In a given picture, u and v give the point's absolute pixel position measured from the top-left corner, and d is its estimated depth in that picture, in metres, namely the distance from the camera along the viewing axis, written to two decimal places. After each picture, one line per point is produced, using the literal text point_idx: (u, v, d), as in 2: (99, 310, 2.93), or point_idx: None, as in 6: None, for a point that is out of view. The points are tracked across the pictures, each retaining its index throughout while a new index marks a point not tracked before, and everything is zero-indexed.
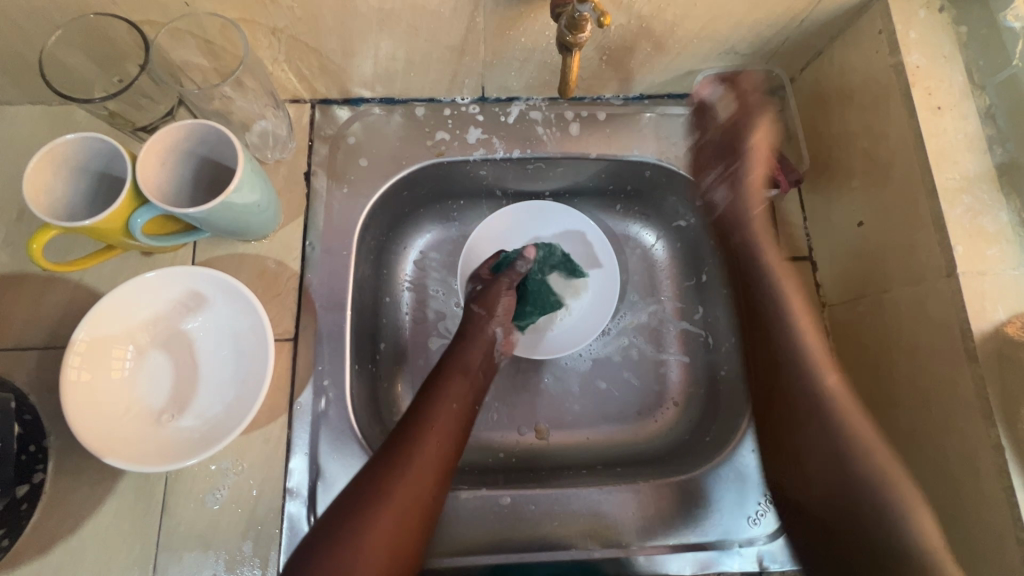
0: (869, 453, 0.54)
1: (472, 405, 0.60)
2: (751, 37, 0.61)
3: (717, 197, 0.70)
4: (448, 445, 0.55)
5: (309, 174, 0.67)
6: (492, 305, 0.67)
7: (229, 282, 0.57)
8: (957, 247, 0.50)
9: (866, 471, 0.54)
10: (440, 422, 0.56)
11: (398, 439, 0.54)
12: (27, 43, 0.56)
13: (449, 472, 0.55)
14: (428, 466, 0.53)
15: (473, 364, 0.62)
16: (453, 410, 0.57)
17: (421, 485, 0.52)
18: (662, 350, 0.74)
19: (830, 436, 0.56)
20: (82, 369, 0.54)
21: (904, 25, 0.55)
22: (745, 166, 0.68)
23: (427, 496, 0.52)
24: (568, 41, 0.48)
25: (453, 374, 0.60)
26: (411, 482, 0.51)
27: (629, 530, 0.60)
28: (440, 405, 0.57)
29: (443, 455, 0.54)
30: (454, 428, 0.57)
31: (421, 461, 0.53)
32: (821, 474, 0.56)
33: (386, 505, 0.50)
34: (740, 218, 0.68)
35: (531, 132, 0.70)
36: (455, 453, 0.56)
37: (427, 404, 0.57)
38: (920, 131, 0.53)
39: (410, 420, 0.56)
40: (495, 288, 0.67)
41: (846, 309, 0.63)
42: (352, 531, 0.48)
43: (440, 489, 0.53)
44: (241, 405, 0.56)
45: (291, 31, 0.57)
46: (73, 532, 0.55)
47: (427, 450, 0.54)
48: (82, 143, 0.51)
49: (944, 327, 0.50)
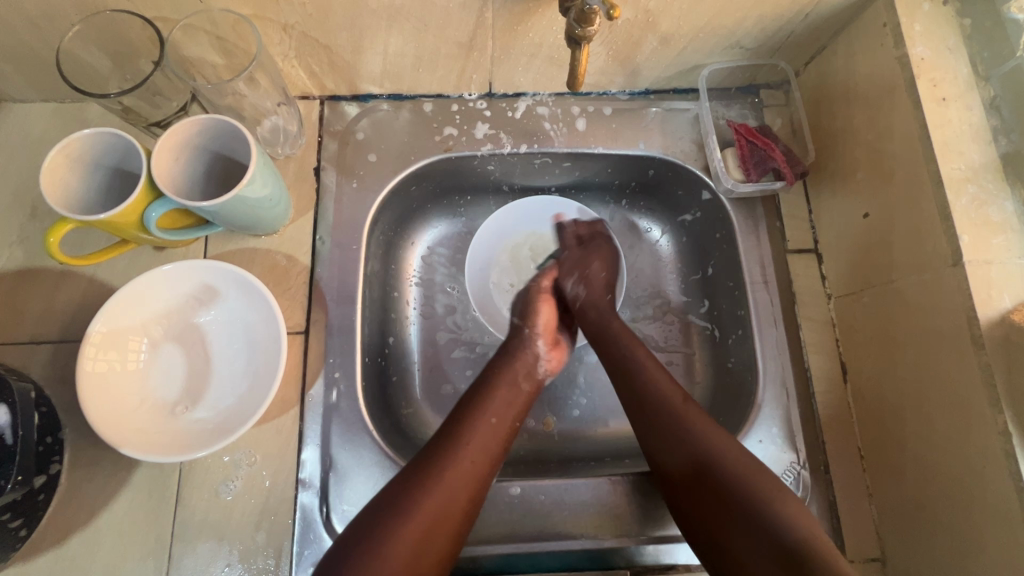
0: (742, 478, 0.50)
1: (512, 420, 0.58)
2: (756, 31, 0.62)
3: (578, 291, 0.70)
4: (482, 459, 0.54)
5: (318, 169, 0.68)
6: (531, 317, 0.68)
7: (242, 275, 0.57)
8: (963, 237, 0.50)
9: (755, 488, 0.50)
10: (478, 436, 0.55)
11: (434, 450, 0.53)
12: (43, 42, 0.57)
13: (483, 487, 0.53)
14: (462, 479, 0.52)
15: (518, 377, 0.61)
16: (491, 425, 0.56)
17: (451, 497, 0.51)
18: (669, 344, 0.74)
19: (698, 466, 0.52)
20: (98, 360, 0.54)
21: (908, 18, 0.56)
22: (768, 153, 0.67)
23: (458, 509, 0.51)
24: (577, 34, 0.48)
25: (495, 390, 0.59)
26: (443, 493, 0.50)
27: (637, 520, 0.60)
28: (479, 418, 0.56)
29: (478, 471, 0.53)
30: (493, 444, 0.55)
31: (455, 474, 0.52)
32: (713, 496, 0.51)
33: (414, 517, 0.48)
34: (600, 302, 0.68)
35: (538, 127, 0.71)
36: (491, 468, 0.55)
37: (468, 418, 0.56)
38: (926, 122, 0.53)
39: (447, 432, 0.55)
40: (532, 302, 0.70)
41: (853, 300, 0.63)
42: (381, 537, 0.47)
43: (473, 506, 0.52)
44: (254, 396, 0.57)
45: (302, 28, 0.57)
46: (89, 522, 0.56)
47: (462, 463, 0.53)
48: (98, 138, 0.52)
49: (950, 316, 0.51)
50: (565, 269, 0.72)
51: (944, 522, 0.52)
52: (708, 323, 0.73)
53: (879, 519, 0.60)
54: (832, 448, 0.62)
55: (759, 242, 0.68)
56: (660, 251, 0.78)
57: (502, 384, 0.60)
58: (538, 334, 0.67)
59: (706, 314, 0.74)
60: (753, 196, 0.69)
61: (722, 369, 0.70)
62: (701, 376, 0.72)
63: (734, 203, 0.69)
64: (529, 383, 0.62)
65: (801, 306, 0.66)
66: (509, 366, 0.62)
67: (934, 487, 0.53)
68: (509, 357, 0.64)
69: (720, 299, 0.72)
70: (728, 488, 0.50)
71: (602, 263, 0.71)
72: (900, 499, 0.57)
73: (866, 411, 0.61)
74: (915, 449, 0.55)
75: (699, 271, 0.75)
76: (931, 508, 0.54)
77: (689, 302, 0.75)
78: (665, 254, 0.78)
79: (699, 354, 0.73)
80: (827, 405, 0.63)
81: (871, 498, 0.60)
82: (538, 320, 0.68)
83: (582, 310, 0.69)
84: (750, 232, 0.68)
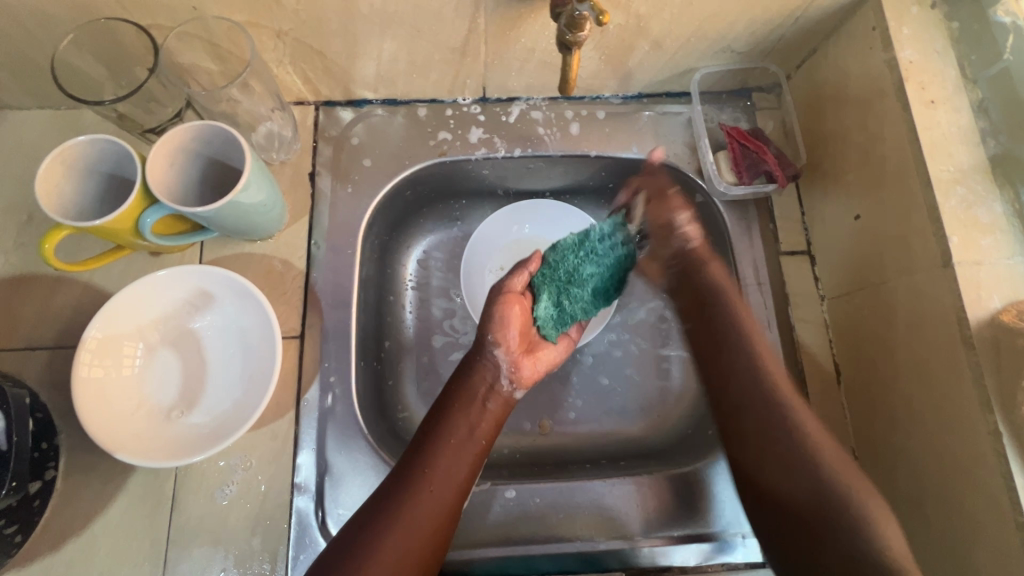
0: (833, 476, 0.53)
1: (478, 441, 0.57)
2: (747, 35, 0.63)
3: (691, 236, 0.68)
4: (446, 486, 0.53)
5: (314, 174, 0.69)
6: (487, 326, 0.62)
7: (237, 281, 0.58)
8: (952, 238, 0.50)
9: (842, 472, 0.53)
10: (440, 462, 0.54)
11: (394, 483, 0.52)
12: (38, 49, 0.57)
13: (452, 516, 0.53)
14: (426, 506, 0.51)
15: (477, 395, 0.59)
16: (452, 446, 0.55)
17: (414, 528, 0.50)
18: (662, 346, 0.75)
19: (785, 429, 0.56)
20: (93, 366, 0.55)
21: (896, 22, 0.56)
22: (759, 156, 0.67)
23: (422, 539, 0.50)
24: (568, 39, 0.49)
25: (456, 410, 0.57)
26: (403, 527, 0.50)
27: (633, 522, 0.60)
28: (441, 439, 0.55)
29: (440, 498, 0.52)
30: (457, 468, 0.54)
31: (416, 505, 0.51)
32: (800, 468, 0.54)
33: (374, 555, 0.48)
34: (701, 259, 0.67)
35: (532, 131, 0.71)
36: (457, 495, 0.53)
37: (429, 443, 0.55)
38: (915, 124, 0.54)
39: (406, 461, 0.54)
40: (496, 308, 0.62)
41: (845, 301, 0.63)
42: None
43: (441, 534, 0.51)
44: (250, 401, 0.57)
45: (296, 34, 0.58)
46: (85, 528, 0.56)
47: (423, 493, 0.52)
48: (92, 144, 0.52)
49: (941, 317, 0.51)
50: (668, 206, 0.68)
51: (937, 522, 0.53)
52: None
53: None
54: None
55: (753, 244, 0.68)
56: None
57: (463, 402, 0.58)
58: (498, 343, 0.61)
59: None
60: (746, 198, 0.69)
61: None
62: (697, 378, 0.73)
63: (728, 206, 0.70)
64: (496, 401, 0.60)
65: (795, 308, 0.66)
66: (468, 383, 0.60)
67: (929, 486, 0.53)
68: (468, 373, 0.60)
69: None
70: (806, 500, 0.53)
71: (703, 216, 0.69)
72: (895, 499, 0.57)
73: (859, 413, 0.62)
74: (907, 448, 0.56)
75: None
76: (926, 509, 0.54)
77: None
78: None
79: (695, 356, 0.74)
80: (822, 406, 0.63)
81: None
82: (499, 327, 0.62)
83: (687, 262, 0.68)
84: (743, 234, 0.69)
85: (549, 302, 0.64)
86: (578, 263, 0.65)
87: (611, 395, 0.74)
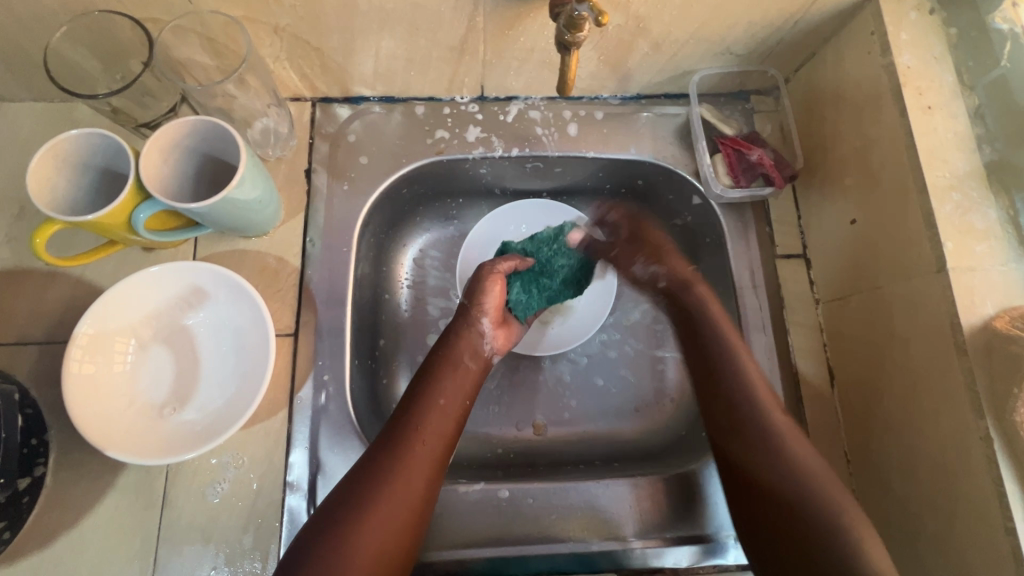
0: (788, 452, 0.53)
1: (462, 401, 0.59)
2: (746, 37, 0.62)
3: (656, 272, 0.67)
4: (435, 443, 0.54)
5: (310, 171, 0.68)
6: (478, 300, 0.64)
7: (232, 277, 0.57)
8: (947, 244, 0.51)
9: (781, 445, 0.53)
10: (429, 423, 0.55)
11: (385, 443, 0.53)
12: (31, 41, 0.56)
13: (440, 470, 0.54)
14: (418, 463, 0.52)
15: (462, 357, 0.61)
16: (440, 407, 0.56)
17: (407, 484, 0.51)
18: (658, 348, 0.75)
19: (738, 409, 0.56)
20: (84, 362, 0.54)
21: (894, 27, 0.56)
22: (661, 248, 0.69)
23: (414, 498, 0.51)
24: (567, 40, 0.48)
25: (444, 375, 0.59)
26: (397, 483, 0.51)
27: (626, 523, 0.60)
28: (430, 399, 0.56)
29: (428, 457, 0.53)
30: (444, 428, 0.56)
31: (408, 464, 0.52)
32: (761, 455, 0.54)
33: (370, 510, 0.49)
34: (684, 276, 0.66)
35: (530, 131, 0.71)
36: (444, 453, 0.55)
37: (417, 404, 0.56)
38: (911, 129, 0.54)
39: (395, 422, 0.55)
40: (483, 282, 0.65)
41: (840, 305, 0.64)
42: (344, 537, 0.47)
43: (431, 492, 0.53)
44: (242, 399, 0.56)
45: (293, 30, 0.57)
46: (75, 524, 0.56)
47: (413, 450, 0.53)
48: (85, 138, 0.51)
49: (935, 322, 0.51)
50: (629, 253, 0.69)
51: (927, 527, 0.53)
52: None
53: None
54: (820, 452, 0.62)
55: (749, 247, 0.68)
56: None
57: (449, 363, 0.60)
58: (484, 314, 0.64)
59: None
60: (742, 202, 0.70)
61: None
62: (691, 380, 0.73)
63: (724, 209, 0.70)
64: (477, 362, 0.62)
65: (790, 312, 0.66)
66: (453, 346, 0.62)
67: (926, 490, 0.53)
68: (454, 338, 0.63)
69: None
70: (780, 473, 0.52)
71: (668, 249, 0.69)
72: (887, 504, 0.58)
73: (853, 416, 0.62)
74: (904, 456, 0.56)
75: None
76: (916, 512, 0.54)
77: None
78: None
79: None
80: (816, 409, 0.64)
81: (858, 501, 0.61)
82: (488, 301, 0.65)
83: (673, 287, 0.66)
84: (739, 237, 0.69)
85: (521, 290, 0.68)
86: (552, 254, 0.69)
87: (604, 396, 0.74)
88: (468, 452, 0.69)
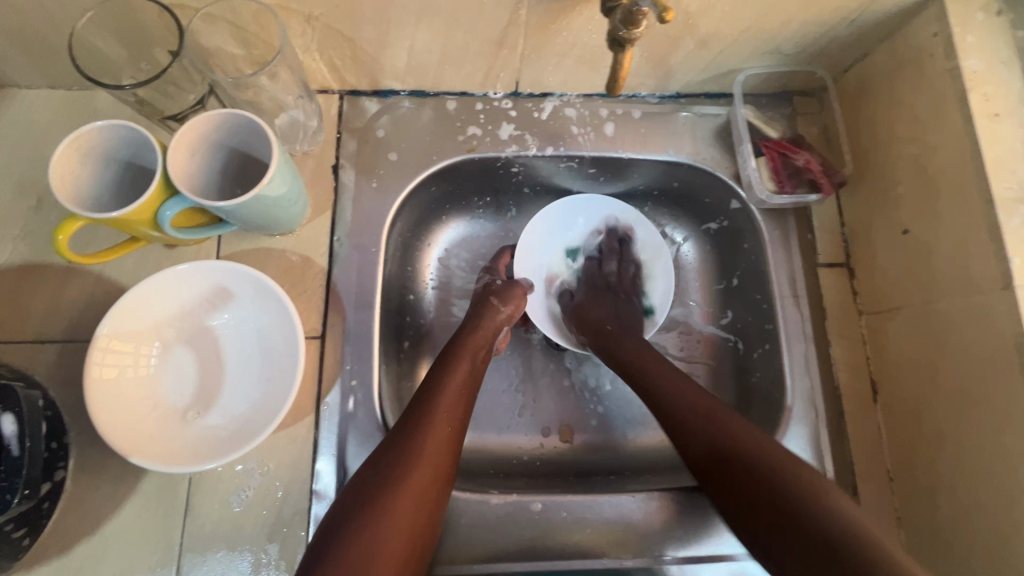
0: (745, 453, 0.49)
1: (472, 391, 0.58)
2: (799, 36, 0.60)
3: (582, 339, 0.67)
4: (452, 422, 0.53)
5: (337, 167, 0.66)
6: (511, 304, 0.66)
7: (260, 279, 0.55)
8: (1013, 260, 0.49)
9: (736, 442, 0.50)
10: (448, 398, 0.54)
11: (407, 424, 0.51)
12: (53, 27, 0.53)
13: (457, 449, 0.53)
14: (439, 444, 0.50)
15: (477, 351, 0.61)
16: (454, 390, 0.55)
17: (435, 455, 0.50)
18: (688, 355, 0.73)
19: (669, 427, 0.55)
20: (106, 366, 0.52)
21: (961, 28, 0.53)
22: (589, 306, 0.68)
23: (439, 474, 0.49)
24: (622, 36, 0.46)
25: (457, 360, 0.59)
26: (423, 461, 0.49)
27: (661, 540, 0.58)
28: (447, 382, 0.56)
29: (451, 433, 0.52)
30: (459, 410, 0.55)
31: (434, 443, 0.50)
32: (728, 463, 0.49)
33: (404, 489, 0.46)
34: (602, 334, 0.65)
35: (565, 129, 0.69)
36: (460, 433, 0.54)
37: (436, 380, 0.56)
38: (977, 138, 0.51)
39: (414, 407, 0.53)
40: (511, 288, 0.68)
41: (887, 319, 0.61)
42: (376, 507, 0.45)
43: (451, 469, 0.51)
44: (270, 405, 0.54)
45: (327, 20, 0.54)
46: (95, 530, 0.54)
47: (437, 429, 0.51)
48: (111, 130, 0.49)
49: (997, 340, 0.50)
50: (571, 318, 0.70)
51: (978, 553, 0.51)
52: (731, 335, 0.72)
53: (907, 543, 0.58)
54: (861, 469, 0.60)
55: (790, 255, 0.66)
56: (683, 259, 0.76)
57: (465, 357, 0.59)
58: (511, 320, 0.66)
59: (729, 325, 0.73)
60: (785, 207, 0.67)
61: (747, 383, 0.69)
62: (722, 389, 0.71)
63: (766, 214, 0.67)
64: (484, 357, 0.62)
65: (832, 323, 0.64)
66: (469, 341, 0.61)
67: (980, 513, 0.51)
68: (472, 328, 0.63)
69: (746, 311, 0.70)
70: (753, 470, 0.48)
71: (600, 309, 0.67)
72: (934, 524, 0.56)
73: (897, 432, 0.60)
74: (953, 478, 0.54)
75: (723, 281, 0.73)
76: (967, 535, 0.52)
77: (711, 313, 0.74)
78: (688, 262, 0.76)
79: (720, 366, 0.72)
80: (858, 424, 0.62)
81: (899, 521, 0.59)
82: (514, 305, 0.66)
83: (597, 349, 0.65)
84: (781, 244, 0.66)
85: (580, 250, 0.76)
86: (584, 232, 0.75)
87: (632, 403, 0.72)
88: (494, 460, 0.68)
